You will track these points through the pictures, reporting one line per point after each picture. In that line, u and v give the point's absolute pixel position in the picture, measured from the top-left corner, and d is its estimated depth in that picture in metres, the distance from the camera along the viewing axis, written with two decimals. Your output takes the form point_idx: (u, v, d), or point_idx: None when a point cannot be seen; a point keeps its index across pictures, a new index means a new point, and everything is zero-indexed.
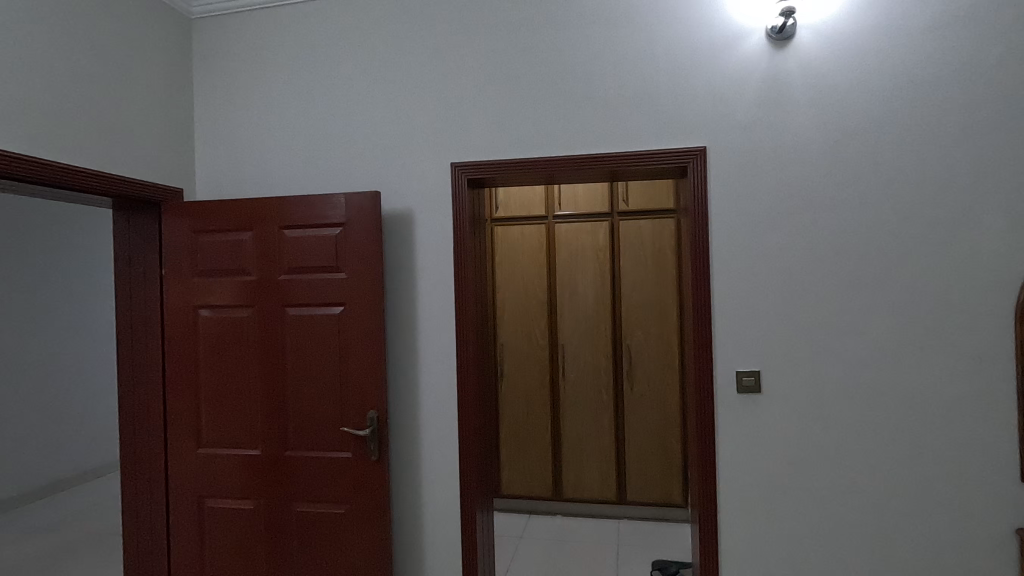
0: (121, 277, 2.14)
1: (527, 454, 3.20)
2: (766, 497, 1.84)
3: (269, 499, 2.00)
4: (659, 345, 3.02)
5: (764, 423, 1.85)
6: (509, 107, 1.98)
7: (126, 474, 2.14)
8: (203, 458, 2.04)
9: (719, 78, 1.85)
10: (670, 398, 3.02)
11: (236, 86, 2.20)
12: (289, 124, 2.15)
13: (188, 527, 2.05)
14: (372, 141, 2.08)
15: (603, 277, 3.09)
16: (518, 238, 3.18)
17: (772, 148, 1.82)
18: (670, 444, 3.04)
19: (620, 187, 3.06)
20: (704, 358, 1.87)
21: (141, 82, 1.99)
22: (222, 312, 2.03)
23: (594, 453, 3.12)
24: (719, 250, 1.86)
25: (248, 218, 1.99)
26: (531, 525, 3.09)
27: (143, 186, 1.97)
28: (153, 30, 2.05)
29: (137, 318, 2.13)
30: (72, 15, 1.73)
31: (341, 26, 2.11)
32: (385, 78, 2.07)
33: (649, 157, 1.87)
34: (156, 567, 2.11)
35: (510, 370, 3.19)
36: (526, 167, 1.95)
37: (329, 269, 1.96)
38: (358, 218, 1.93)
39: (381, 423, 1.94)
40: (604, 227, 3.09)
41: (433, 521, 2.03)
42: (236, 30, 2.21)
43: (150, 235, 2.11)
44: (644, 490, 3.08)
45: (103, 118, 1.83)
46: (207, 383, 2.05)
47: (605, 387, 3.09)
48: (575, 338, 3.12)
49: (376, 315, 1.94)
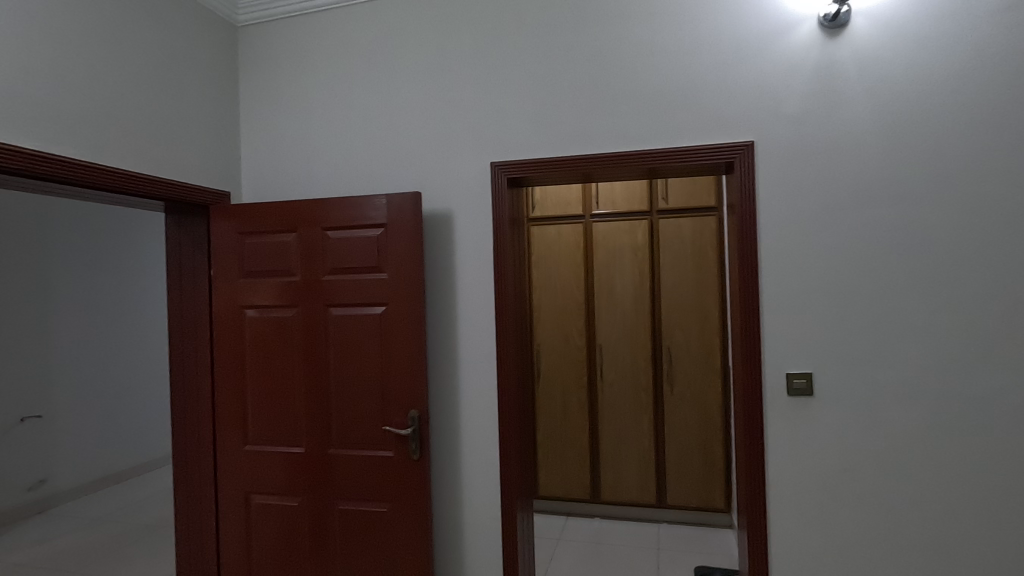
0: (172, 279, 2.22)
1: (565, 456, 3.17)
2: (820, 502, 1.77)
3: (313, 497, 2.03)
4: (701, 346, 2.95)
5: (816, 428, 1.78)
6: (548, 105, 1.96)
7: (178, 467, 2.22)
8: (250, 455, 2.09)
9: (767, 68, 1.79)
10: (713, 401, 2.94)
11: (280, 91, 2.25)
12: (332, 127, 2.18)
13: (236, 522, 2.11)
14: (412, 142, 2.10)
15: (642, 276, 3.04)
16: (555, 238, 3.16)
17: (824, 140, 1.75)
18: (712, 448, 2.96)
19: (660, 184, 3.01)
20: (751, 359, 1.81)
21: (190, 88, 2.05)
22: (267, 312, 2.08)
23: (633, 456, 3.07)
24: (768, 249, 1.80)
25: (292, 220, 2.03)
26: (569, 527, 3.06)
27: (191, 190, 2.03)
28: (201, 38, 2.11)
29: (187, 318, 2.20)
30: (125, 26, 1.81)
31: (382, 29, 2.13)
32: (425, 79, 2.09)
33: (693, 153, 1.83)
34: (206, 559, 2.17)
35: (547, 370, 3.17)
36: (566, 165, 1.93)
37: (371, 270, 1.98)
38: (399, 219, 1.95)
39: (422, 422, 1.95)
40: (642, 227, 3.03)
41: (473, 520, 2.03)
42: (280, 36, 2.26)
43: (199, 237, 2.17)
44: (685, 496, 3.00)
45: (155, 124, 1.90)
46: (253, 381, 2.09)
47: (644, 389, 3.04)
48: (613, 338, 3.08)
49: (417, 315, 1.95)
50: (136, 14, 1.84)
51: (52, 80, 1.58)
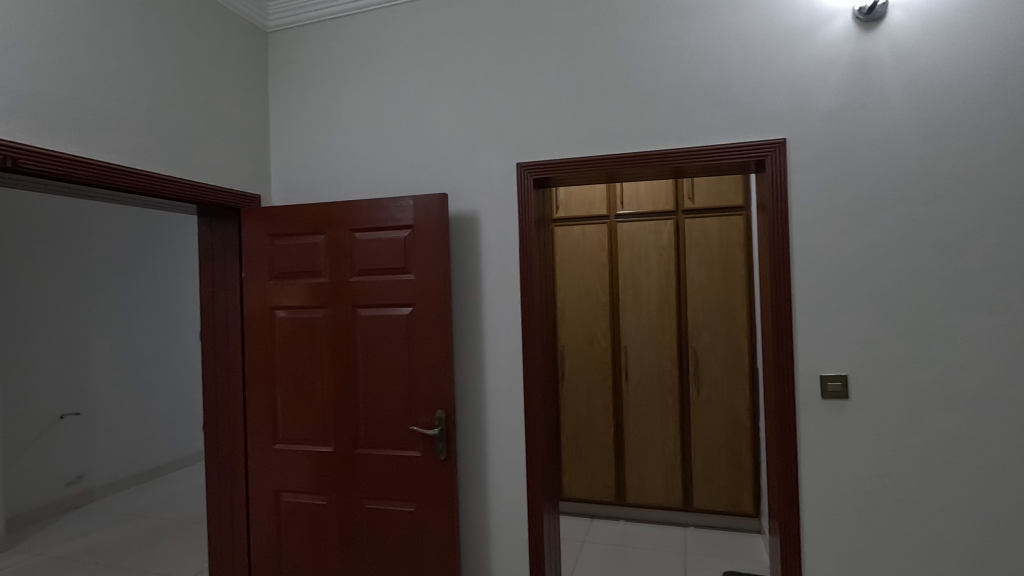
0: (205, 280, 2.27)
1: (589, 458, 3.16)
2: (856, 508, 1.73)
3: (341, 496, 2.06)
4: (728, 348, 2.90)
5: (851, 431, 1.73)
6: (574, 104, 1.96)
7: (210, 464, 2.26)
8: (280, 453, 2.12)
9: (800, 64, 1.75)
10: (740, 403, 2.89)
11: (309, 95, 2.28)
12: (360, 130, 2.21)
13: (267, 520, 2.14)
14: (438, 143, 2.11)
15: (668, 276, 3.01)
16: (579, 238, 3.15)
17: (859, 136, 1.71)
18: (740, 451, 2.91)
19: (685, 183, 2.97)
20: (784, 361, 1.77)
21: (222, 94, 2.10)
22: (296, 313, 2.11)
23: (659, 458, 3.04)
24: (802, 248, 1.76)
25: (321, 222, 2.06)
26: (594, 529, 3.04)
27: (223, 193, 2.07)
28: (232, 44, 2.16)
29: (219, 318, 2.24)
30: (161, 35, 1.86)
31: (408, 31, 2.15)
32: (450, 81, 2.10)
33: (722, 150, 1.80)
34: (237, 556, 2.21)
35: (572, 371, 3.16)
36: (593, 165, 1.92)
37: (398, 271, 2.00)
38: (426, 220, 1.96)
39: (449, 423, 1.95)
40: (668, 226, 3.00)
41: (500, 520, 2.03)
42: (308, 40, 2.29)
43: (231, 239, 2.22)
44: (712, 500, 2.96)
45: (188, 129, 1.95)
46: (283, 380, 2.13)
47: (670, 390, 3.00)
48: (639, 340, 3.05)
49: (444, 315, 1.96)
50: (168, 22, 1.89)
51: (88, 87, 1.62)
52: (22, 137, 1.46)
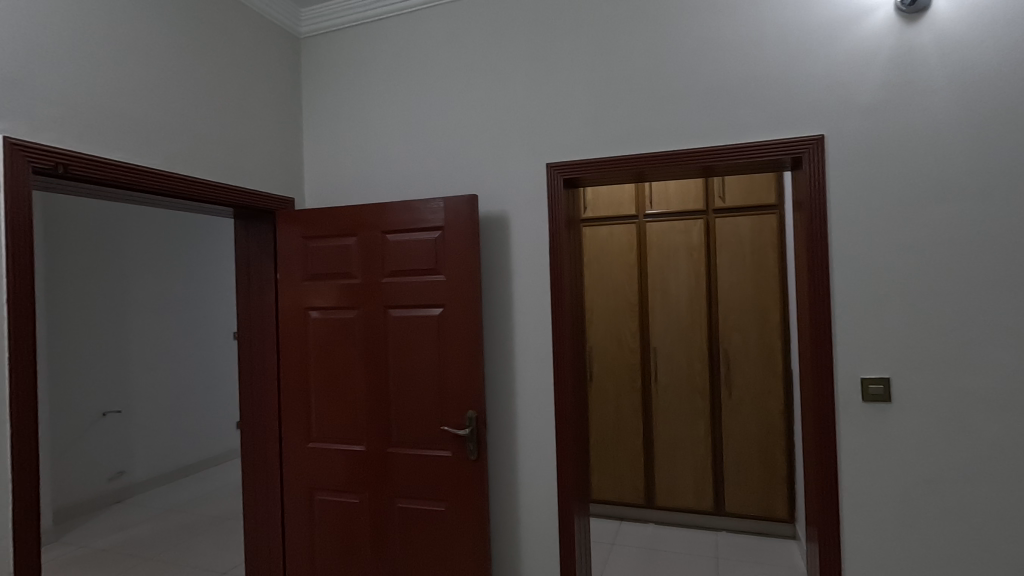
0: (241, 282, 2.32)
1: (618, 461, 3.13)
2: (898, 513, 1.68)
3: (373, 494, 2.08)
4: (761, 349, 2.84)
5: (893, 435, 1.68)
6: (605, 104, 1.94)
7: (246, 462, 2.31)
8: (313, 451, 2.16)
9: (838, 58, 1.71)
10: (774, 406, 2.83)
11: (341, 98, 2.32)
12: (390, 133, 2.23)
13: (301, 517, 2.18)
14: (468, 144, 2.12)
15: (698, 277, 2.97)
16: (608, 238, 3.13)
17: (901, 132, 1.66)
18: (773, 455, 2.84)
19: (716, 182, 2.93)
20: (821, 363, 1.73)
21: (257, 98, 2.15)
22: (329, 314, 2.14)
23: (689, 460, 3.00)
24: (840, 247, 1.72)
25: (354, 224, 2.09)
26: (623, 532, 3.01)
27: (259, 197, 2.12)
28: (267, 50, 2.21)
29: (254, 319, 2.29)
30: (200, 42, 1.91)
31: (439, 34, 2.17)
32: (480, 82, 2.11)
33: (758, 148, 1.77)
34: (272, 552, 2.25)
35: (600, 371, 3.14)
36: (623, 164, 1.91)
37: (429, 272, 2.01)
38: (455, 221, 1.97)
39: (479, 423, 1.96)
40: (698, 225, 2.96)
41: (530, 520, 2.03)
42: (340, 44, 2.33)
43: (266, 241, 2.26)
44: (745, 504, 2.91)
45: (226, 134, 2.00)
46: (317, 380, 2.16)
47: (701, 393, 2.96)
48: (668, 341, 3.02)
49: (474, 315, 1.96)
50: (207, 31, 1.94)
51: (130, 94, 1.68)
52: (70, 144, 1.52)
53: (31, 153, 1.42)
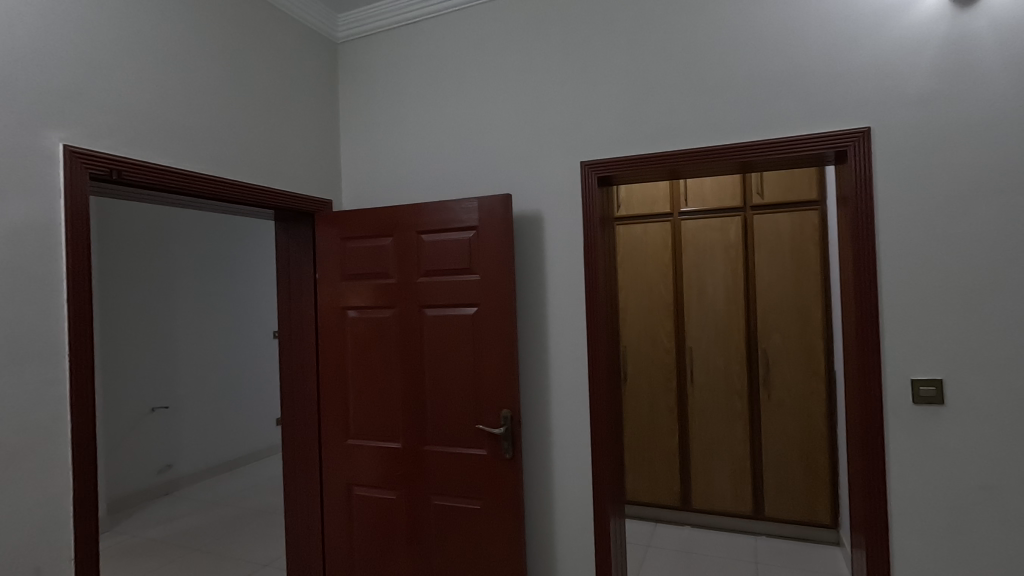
0: (282, 282, 2.39)
1: (653, 462, 3.09)
2: (952, 521, 1.60)
3: (410, 491, 2.11)
4: (801, 349, 2.76)
5: (947, 439, 1.61)
6: (640, 100, 1.92)
7: (288, 457, 2.37)
8: (352, 448, 2.20)
9: (885, 47, 1.65)
10: (816, 408, 2.75)
11: (377, 101, 2.36)
12: (425, 135, 2.26)
13: (340, 512, 2.23)
14: (501, 144, 2.13)
15: (736, 275, 2.90)
16: (642, 237, 3.10)
17: (954, 122, 1.59)
18: (815, 459, 2.76)
19: (754, 178, 2.86)
20: (869, 363, 1.67)
21: (296, 103, 2.20)
22: (366, 313, 2.18)
23: (727, 462, 2.94)
24: (888, 244, 1.65)
25: (389, 225, 2.12)
26: (659, 534, 2.98)
27: (298, 199, 2.18)
28: (306, 56, 2.26)
29: (295, 318, 2.35)
30: (243, 50, 1.98)
31: (472, 34, 2.19)
32: (514, 82, 2.11)
33: (799, 143, 1.72)
34: (312, 546, 2.31)
35: (634, 371, 3.11)
36: (659, 161, 1.88)
37: (463, 272, 2.03)
38: (490, 221, 1.98)
39: (514, 422, 1.96)
40: (735, 223, 2.90)
41: (565, 519, 2.02)
42: (376, 48, 2.37)
43: (305, 242, 2.32)
44: (785, 508, 2.83)
45: (268, 138, 2.06)
46: (354, 378, 2.20)
47: (739, 394, 2.90)
48: (704, 341, 2.97)
49: (509, 315, 1.97)
50: (249, 38, 2.00)
51: (179, 101, 1.75)
52: (123, 151, 1.59)
53: (89, 161, 1.50)
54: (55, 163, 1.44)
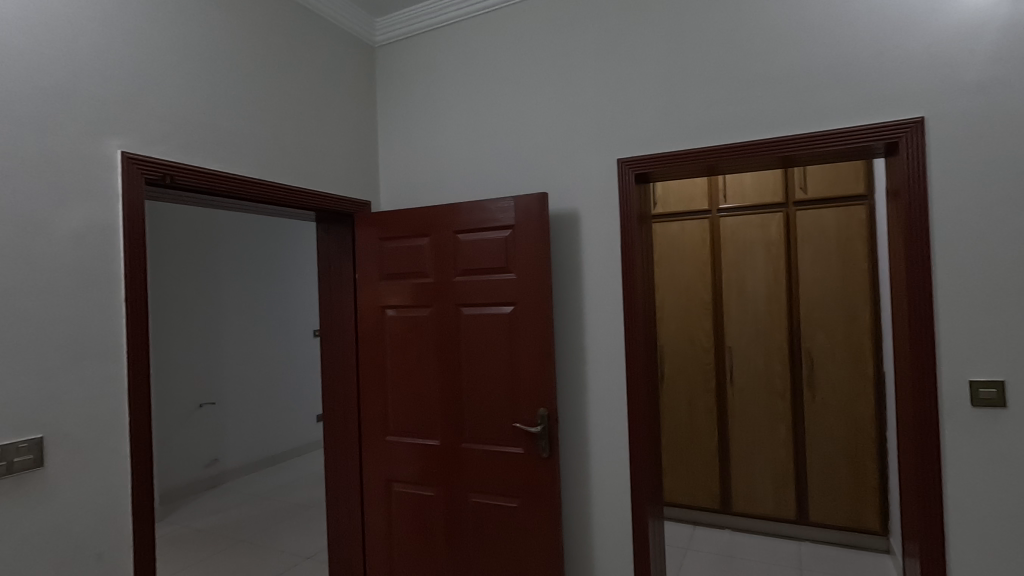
0: (323, 281, 2.45)
1: (691, 464, 3.04)
2: (1015, 529, 1.52)
3: (447, 488, 2.13)
4: (848, 349, 2.67)
5: (1009, 445, 1.53)
6: (678, 95, 1.89)
7: (329, 453, 2.43)
8: (390, 445, 2.24)
9: (940, 33, 1.58)
10: (863, 411, 2.65)
11: (414, 102, 2.39)
12: (461, 135, 2.28)
13: (380, 507, 2.27)
14: (537, 143, 2.13)
15: (777, 273, 2.83)
16: (678, 235, 3.05)
17: (1017, 110, 1.51)
18: (863, 463, 2.66)
19: (797, 173, 2.77)
20: (922, 364, 1.60)
21: (336, 106, 2.26)
22: (404, 312, 2.21)
23: (768, 465, 2.86)
24: (944, 239, 1.58)
25: (426, 225, 2.15)
26: (697, 537, 2.93)
27: (338, 200, 2.23)
28: (345, 60, 2.31)
29: (335, 316, 2.41)
30: (285, 56, 2.04)
31: (508, 34, 2.19)
32: (550, 80, 2.11)
33: (847, 135, 1.66)
34: (352, 540, 2.36)
35: (672, 370, 3.07)
36: (697, 157, 1.85)
37: (500, 271, 2.04)
38: (526, 220, 1.98)
39: (551, 421, 1.96)
40: (776, 219, 2.83)
41: (603, 519, 2.01)
42: (412, 51, 2.40)
43: (345, 243, 2.37)
44: (831, 513, 2.74)
45: (309, 142, 2.11)
46: (392, 376, 2.24)
47: (781, 395, 2.82)
48: (744, 341, 2.90)
49: (546, 314, 1.97)
50: (291, 45, 2.06)
51: (226, 107, 1.82)
52: (176, 156, 1.66)
53: (144, 166, 1.57)
54: (114, 169, 1.51)
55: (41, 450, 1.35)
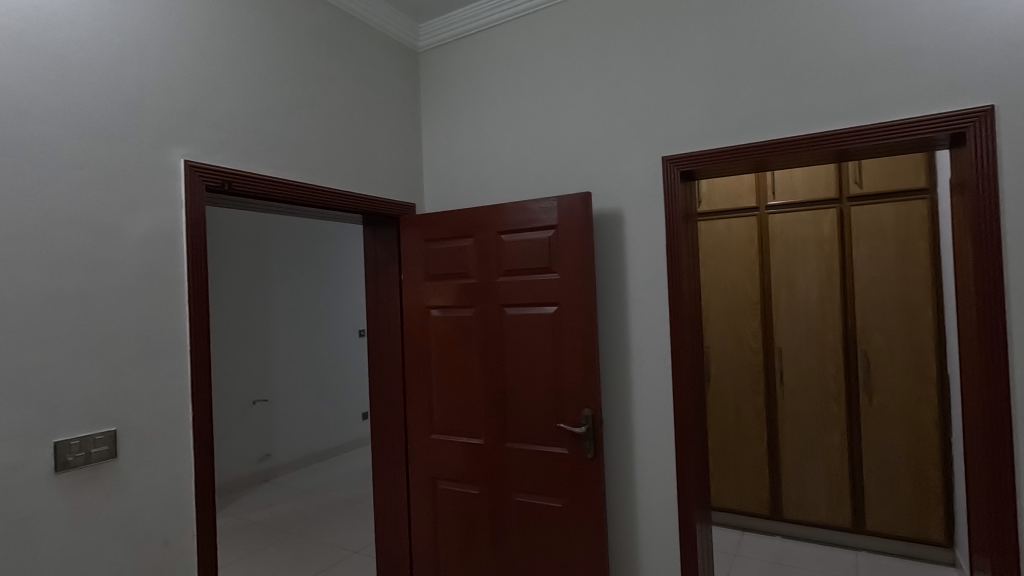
0: (370, 282, 2.51)
1: (739, 468, 2.97)
2: None
3: (492, 487, 2.15)
4: (908, 351, 2.54)
5: None
6: (726, 90, 1.85)
7: (377, 450, 2.49)
8: (436, 443, 2.28)
9: (1012, 16, 1.49)
10: (926, 415, 2.52)
11: (457, 105, 2.43)
12: (503, 136, 2.30)
13: (425, 504, 2.31)
14: (580, 142, 2.13)
15: (831, 272, 2.72)
16: (725, 234, 2.98)
17: None
18: (926, 470, 2.53)
19: (851, 167, 2.66)
20: (993, 367, 1.51)
21: (382, 111, 2.31)
22: (448, 312, 2.25)
23: (822, 471, 2.76)
24: (1017, 234, 1.49)
25: (470, 226, 2.17)
26: (746, 543, 2.85)
27: (384, 203, 2.28)
28: (390, 65, 2.37)
29: (382, 316, 2.46)
30: (334, 63, 2.10)
31: (550, 34, 2.20)
32: (592, 79, 2.10)
33: (908, 127, 1.59)
34: (399, 536, 2.41)
35: (718, 371, 3.00)
36: (746, 153, 1.80)
37: (544, 271, 2.04)
38: (570, 219, 1.98)
39: (596, 422, 1.95)
40: (829, 215, 2.72)
41: (649, 522, 1.98)
42: (455, 54, 2.44)
43: (391, 244, 2.43)
44: (890, 523, 2.62)
45: (357, 146, 2.17)
46: (437, 374, 2.27)
47: (835, 398, 2.71)
48: (795, 342, 2.80)
49: (590, 313, 1.96)
50: (339, 52, 2.12)
51: (280, 115, 1.89)
52: (234, 164, 1.74)
53: (205, 173, 1.65)
54: (177, 177, 1.60)
55: (115, 442, 1.44)
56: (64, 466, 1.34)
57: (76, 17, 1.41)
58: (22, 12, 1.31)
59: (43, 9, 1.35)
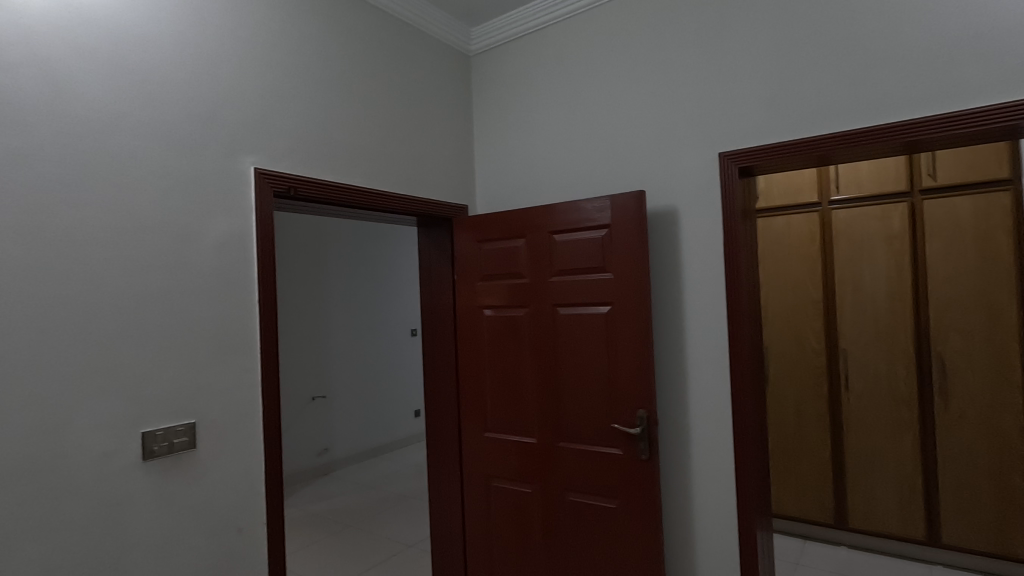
0: (424, 283, 2.56)
1: (801, 474, 2.85)
2: None
3: (545, 485, 2.16)
4: (990, 352, 2.38)
5: None
6: (787, 82, 1.79)
7: (432, 447, 2.54)
8: (489, 441, 2.31)
9: None
10: (1009, 422, 2.35)
11: (509, 106, 2.45)
12: (555, 137, 2.31)
13: (479, 501, 2.34)
14: (632, 140, 2.11)
15: (901, 269, 2.58)
16: (785, 230, 2.87)
17: None
18: (1011, 481, 2.36)
19: (924, 158, 2.51)
20: None
21: (436, 115, 2.36)
22: (501, 312, 2.27)
23: (891, 478, 2.62)
24: None
25: (522, 226, 2.19)
26: (809, 553, 2.74)
27: (438, 205, 2.33)
28: (443, 70, 2.42)
29: (436, 316, 2.51)
30: (390, 70, 2.17)
31: (601, 32, 2.19)
32: (645, 76, 2.08)
33: (988, 115, 1.49)
34: (454, 531, 2.45)
35: (778, 373, 2.89)
36: (809, 147, 1.74)
37: (597, 271, 2.03)
38: (624, 218, 1.96)
39: (651, 423, 1.93)
40: (899, 210, 2.58)
41: (707, 525, 1.94)
42: (507, 56, 2.46)
43: (444, 245, 2.48)
44: (969, 536, 2.46)
45: (412, 150, 2.23)
46: (490, 373, 2.30)
47: (906, 402, 2.57)
48: (862, 343, 2.67)
49: (644, 313, 1.94)
50: (395, 59, 2.19)
51: (341, 121, 1.97)
52: (299, 170, 1.82)
53: (273, 180, 1.74)
54: (248, 184, 1.69)
55: (194, 433, 1.54)
56: (151, 454, 1.45)
57: (162, 38, 1.52)
58: (115, 36, 1.43)
59: (132, 31, 1.46)
